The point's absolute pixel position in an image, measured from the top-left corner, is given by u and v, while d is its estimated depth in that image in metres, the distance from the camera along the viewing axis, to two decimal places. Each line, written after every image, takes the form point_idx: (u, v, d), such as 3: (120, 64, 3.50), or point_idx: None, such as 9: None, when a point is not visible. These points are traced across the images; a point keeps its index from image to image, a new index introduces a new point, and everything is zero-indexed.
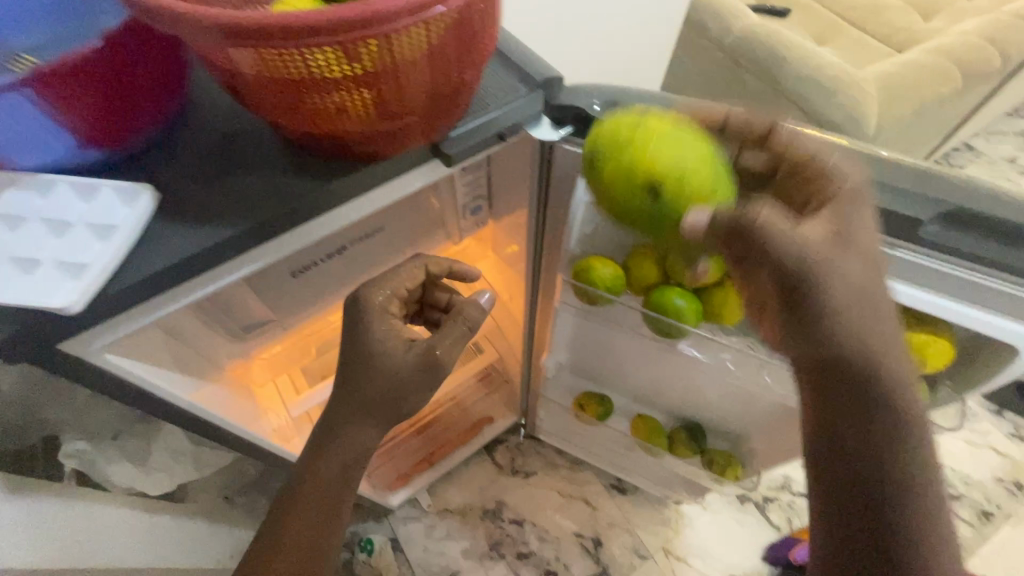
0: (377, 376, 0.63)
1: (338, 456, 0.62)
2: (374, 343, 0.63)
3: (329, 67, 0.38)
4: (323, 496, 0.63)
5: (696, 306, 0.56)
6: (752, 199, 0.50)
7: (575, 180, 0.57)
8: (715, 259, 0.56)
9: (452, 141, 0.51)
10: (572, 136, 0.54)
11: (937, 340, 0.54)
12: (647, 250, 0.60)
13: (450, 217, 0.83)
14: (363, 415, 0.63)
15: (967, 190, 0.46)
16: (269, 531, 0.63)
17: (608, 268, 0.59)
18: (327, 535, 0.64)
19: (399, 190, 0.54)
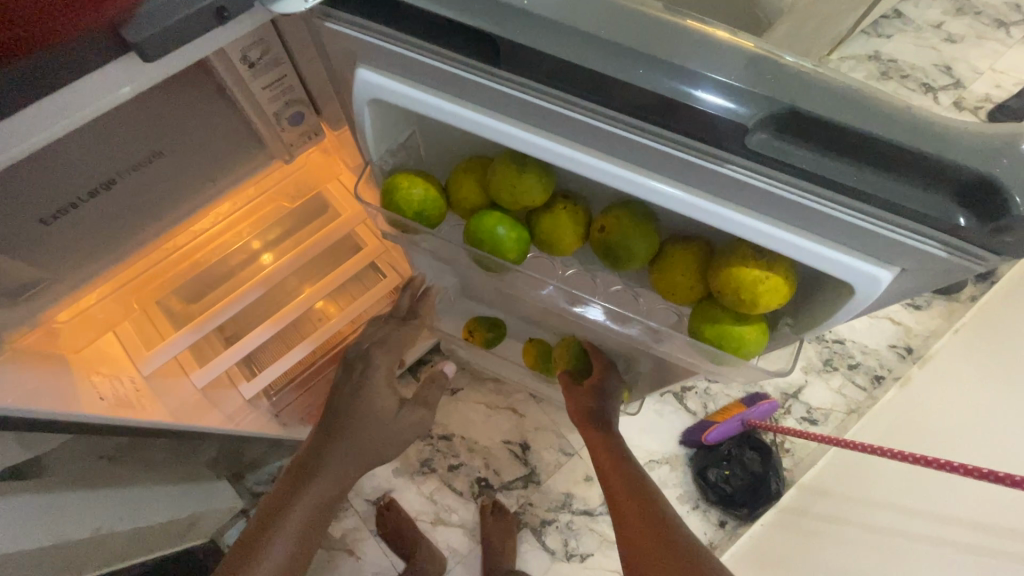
0: (364, 417, 0.82)
1: (333, 473, 0.80)
2: (369, 392, 0.83)
3: None
4: (313, 508, 0.79)
5: (520, 236, 0.51)
6: (559, 100, 0.40)
7: (354, 71, 0.45)
8: (539, 179, 0.49)
9: (138, 22, 0.36)
10: (330, 11, 0.40)
11: (771, 275, 0.48)
12: (468, 170, 0.52)
13: (266, 131, 0.67)
14: (356, 450, 0.82)
15: (813, 81, 0.37)
16: (251, 534, 0.76)
17: (420, 189, 0.50)
18: (302, 546, 0.78)
19: (97, 97, 0.38)
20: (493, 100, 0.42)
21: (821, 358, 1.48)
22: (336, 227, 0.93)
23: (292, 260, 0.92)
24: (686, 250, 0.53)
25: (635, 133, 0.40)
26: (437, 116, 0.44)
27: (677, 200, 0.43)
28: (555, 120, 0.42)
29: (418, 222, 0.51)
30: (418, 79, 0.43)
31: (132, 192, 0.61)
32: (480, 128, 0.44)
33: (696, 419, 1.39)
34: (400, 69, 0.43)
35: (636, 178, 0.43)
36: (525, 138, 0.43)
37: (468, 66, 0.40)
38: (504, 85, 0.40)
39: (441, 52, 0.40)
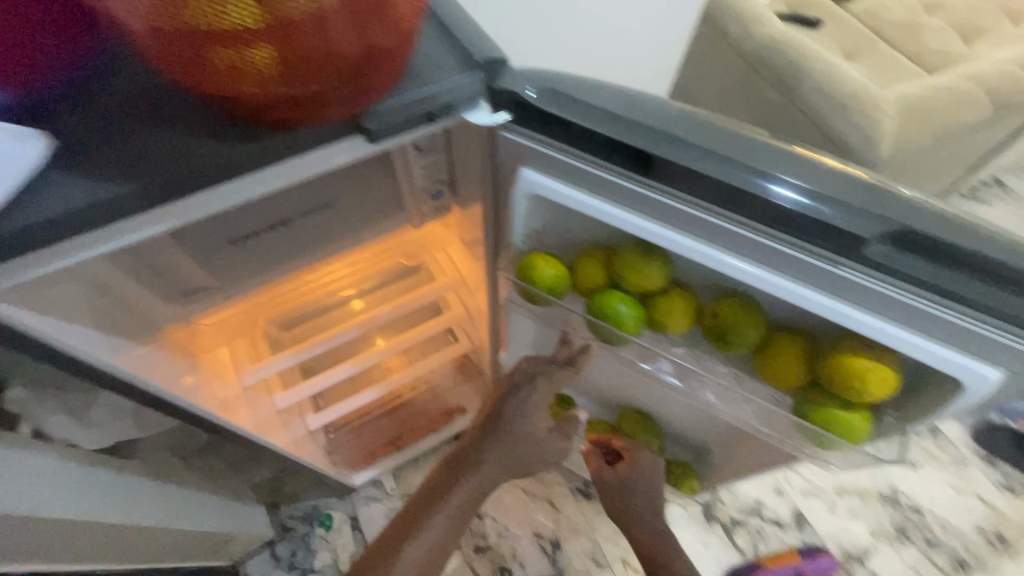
0: (523, 435, 0.87)
1: (481, 479, 0.87)
2: (529, 414, 0.86)
3: (210, 16, 0.35)
4: (461, 506, 0.86)
5: (639, 314, 0.59)
6: (694, 203, 0.48)
7: (517, 171, 0.55)
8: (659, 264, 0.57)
9: (374, 114, 0.47)
10: (510, 124, 0.51)
11: (878, 366, 0.53)
12: (593, 253, 0.62)
13: (410, 202, 0.81)
14: (503, 462, 0.88)
15: (898, 201, 0.45)
16: (417, 510, 0.87)
17: (553, 268, 0.60)
18: (455, 530, 0.86)
19: (323, 162, 0.51)
20: (635, 199, 0.51)
21: (894, 525, 1.32)
22: (434, 288, 1.04)
23: (389, 309, 1.02)
24: (792, 339, 0.59)
25: (761, 236, 0.47)
26: (582, 208, 0.53)
27: (798, 292, 0.49)
28: (684, 221, 0.50)
29: (547, 294, 0.61)
30: (570, 179, 0.53)
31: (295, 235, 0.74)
32: (618, 218, 0.52)
33: (744, 559, 1.29)
34: (555, 170, 0.53)
35: (762, 273, 0.50)
36: (661, 232, 0.51)
37: (620, 173, 0.49)
38: (654, 192, 0.49)
39: (596, 160, 0.50)
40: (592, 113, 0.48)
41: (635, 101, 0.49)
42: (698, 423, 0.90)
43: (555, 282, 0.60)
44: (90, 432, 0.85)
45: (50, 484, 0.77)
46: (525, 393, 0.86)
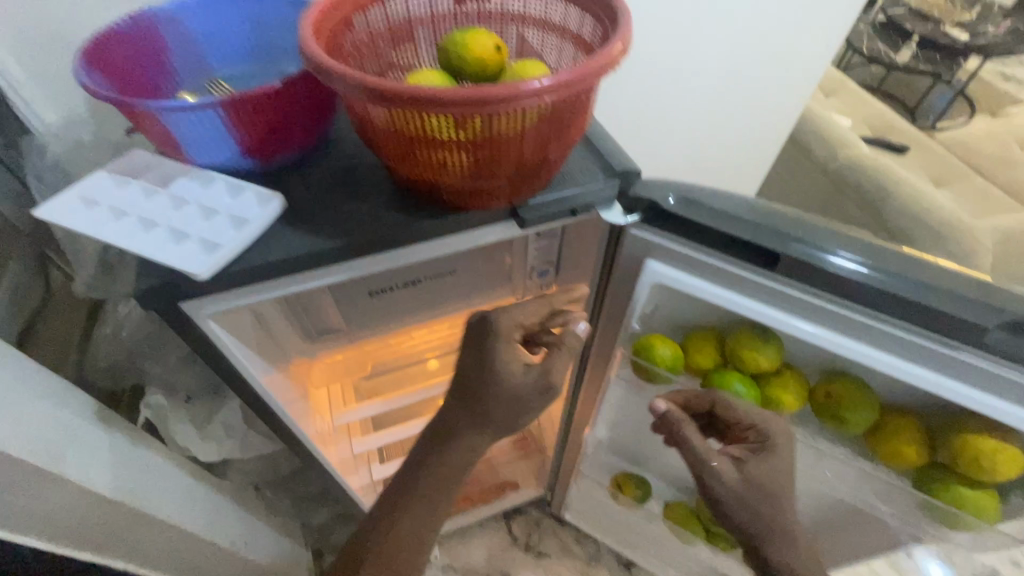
0: (498, 395, 0.64)
1: (456, 453, 0.67)
2: (498, 365, 0.62)
3: (438, 129, 0.46)
4: (442, 482, 0.69)
5: (756, 393, 0.64)
6: (813, 293, 0.54)
7: (642, 262, 0.63)
8: (775, 348, 0.63)
9: (530, 207, 0.57)
10: (640, 223, 0.59)
11: (1007, 449, 0.58)
12: (705, 334, 0.70)
13: (518, 276, 0.90)
14: (475, 426, 0.66)
15: (960, 279, 0.51)
16: (395, 504, 0.70)
17: (671, 349, 0.66)
18: (430, 514, 0.69)
19: (475, 240, 0.61)
20: (754, 288, 0.57)
21: None
22: None
23: (473, 371, 1.09)
24: (908, 420, 0.65)
25: (880, 323, 0.53)
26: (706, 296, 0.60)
27: (920, 375, 0.54)
28: (803, 307, 0.56)
29: (667, 372, 0.66)
30: (693, 270, 0.60)
31: (418, 294, 0.84)
32: (738, 305, 0.59)
33: None
34: (679, 262, 0.60)
35: (884, 358, 0.55)
36: (783, 318, 0.58)
37: (744, 267, 0.57)
38: (776, 283, 0.56)
39: (720, 256, 0.57)
40: (719, 217, 0.55)
41: (723, 200, 0.58)
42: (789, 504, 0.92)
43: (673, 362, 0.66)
44: (205, 445, 0.93)
45: (169, 489, 0.84)
46: (484, 336, 0.63)
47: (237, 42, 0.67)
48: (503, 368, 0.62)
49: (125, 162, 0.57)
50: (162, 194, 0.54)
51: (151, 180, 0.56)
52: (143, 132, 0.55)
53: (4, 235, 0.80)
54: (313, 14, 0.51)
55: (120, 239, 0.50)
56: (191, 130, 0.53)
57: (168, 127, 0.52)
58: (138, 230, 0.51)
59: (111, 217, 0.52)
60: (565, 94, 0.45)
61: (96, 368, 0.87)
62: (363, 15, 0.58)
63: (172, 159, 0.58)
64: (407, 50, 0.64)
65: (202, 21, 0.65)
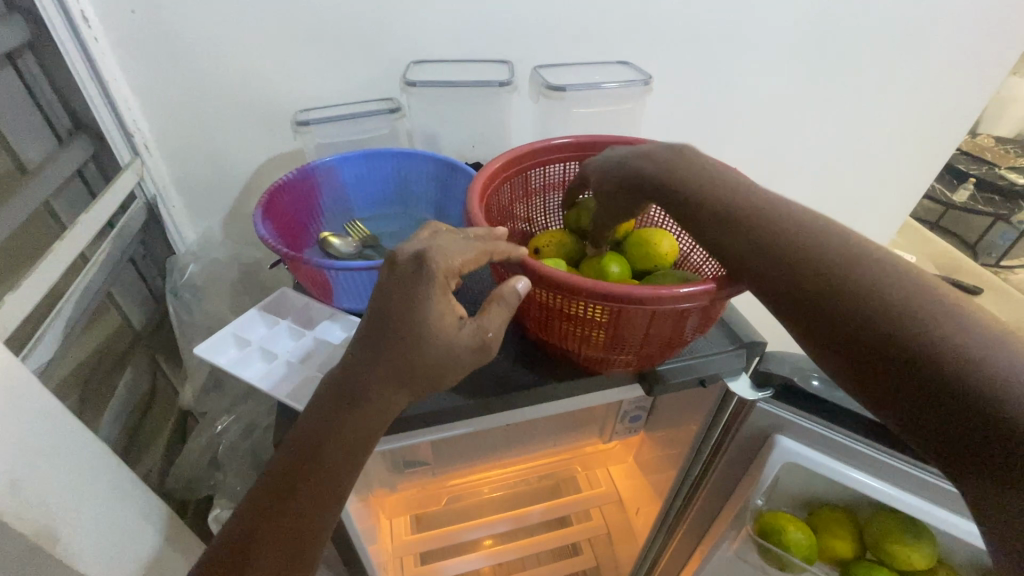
0: (427, 359, 0.42)
1: (356, 426, 0.42)
2: (423, 315, 0.42)
3: (592, 314, 0.48)
4: (321, 479, 0.42)
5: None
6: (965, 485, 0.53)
7: (771, 437, 0.60)
8: (927, 546, 0.58)
9: (658, 373, 0.57)
10: (770, 398, 0.58)
11: None
12: (836, 514, 0.65)
13: (609, 419, 0.87)
14: (393, 387, 0.42)
15: None
16: (247, 532, 0.42)
17: (800, 532, 0.62)
18: (309, 541, 0.43)
19: (595, 398, 0.60)
20: (896, 476, 0.56)
21: None
22: (591, 496, 1.06)
23: (542, 511, 1.03)
24: None
25: None
26: (846, 481, 0.57)
27: None
28: (949, 500, 0.55)
29: (801, 560, 0.62)
30: (831, 452, 0.58)
31: (510, 434, 0.82)
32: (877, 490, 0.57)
33: None
34: (815, 441, 0.58)
35: None
36: (932, 511, 0.55)
37: (891, 455, 0.55)
38: (924, 474, 0.54)
39: (864, 440, 0.55)
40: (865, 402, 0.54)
41: None
42: None
43: (804, 546, 0.62)
44: None
45: None
46: (409, 280, 0.42)
47: (379, 190, 0.76)
48: (432, 324, 0.42)
49: (275, 303, 0.62)
50: (309, 338, 0.57)
51: (297, 322, 0.59)
52: (299, 277, 0.59)
53: (127, 342, 0.84)
54: (476, 188, 0.57)
55: (271, 385, 0.52)
56: (348, 282, 0.57)
57: (328, 278, 0.56)
58: (287, 376, 0.53)
59: (260, 358, 0.55)
60: (724, 295, 0.47)
61: (177, 480, 0.86)
62: (509, 183, 0.65)
63: (316, 299, 0.61)
64: (533, 209, 0.69)
65: (353, 174, 0.73)
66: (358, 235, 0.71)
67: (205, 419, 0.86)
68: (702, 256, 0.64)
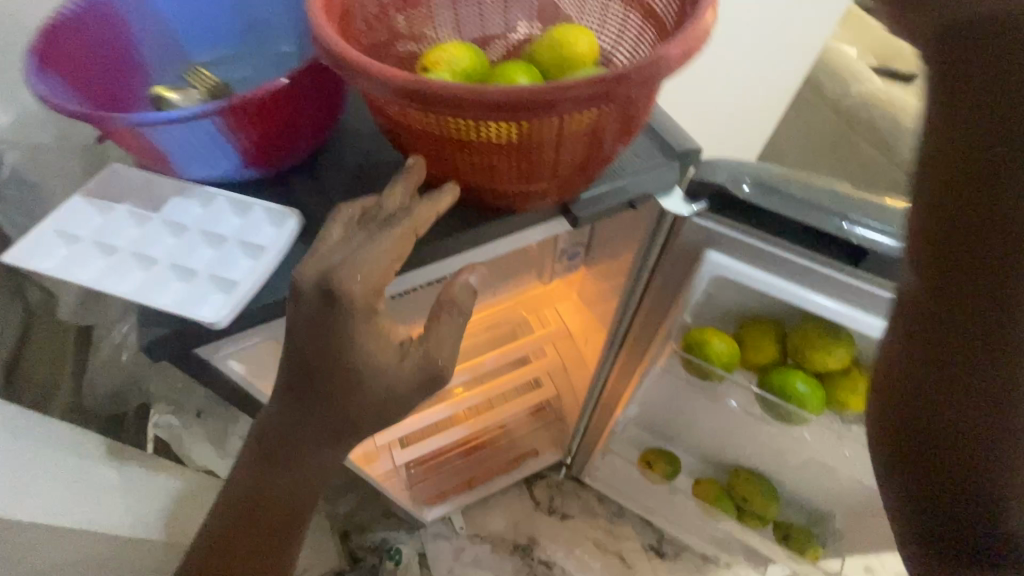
0: (365, 399, 0.42)
1: (305, 466, 0.48)
2: (353, 359, 0.40)
3: (487, 134, 0.39)
4: (286, 501, 0.51)
5: (818, 394, 0.61)
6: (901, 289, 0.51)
7: (701, 254, 0.56)
8: (845, 347, 0.60)
9: (583, 201, 0.51)
10: (704, 210, 0.53)
11: None
12: (765, 326, 0.65)
13: (547, 259, 0.83)
14: (337, 433, 0.45)
15: None
16: (236, 533, 0.53)
17: (724, 343, 0.63)
18: (288, 532, 0.54)
19: (515, 243, 0.54)
20: (824, 282, 0.53)
21: None
22: (541, 336, 1.07)
23: (496, 356, 1.04)
24: None
25: None
26: (777, 293, 0.55)
27: None
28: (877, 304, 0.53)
29: (722, 369, 0.64)
30: (761, 264, 0.55)
31: None
32: (801, 298, 0.55)
33: None
34: (747, 254, 0.55)
35: None
36: (860, 317, 0.54)
37: (820, 259, 0.52)
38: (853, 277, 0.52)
39: (798, 249, 0.52)
40: (798, 206, 0.50)
41: (788, 181, 0.53)
42: (820, 485, 0.87)
43: (725, 358, 0.63)
44: (226, 461, 0.88)
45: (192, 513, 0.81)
46: (332, 320, 0.39)
47: (216, 22, 0.58)
48: (367, 368, 0.40)
49: (105, 184, 0.49)
50: (156, 223, 0.46)
51: (140, 203, 0.48)
52: (120, 147, 0.45)
53: None
54: None
55: (113, 285, 0.42)
56: (181, 142, 0.44)
57: (153, 141, 0.44)
58: (136, 270, 0.43)
59: (97, 254, 0.44)
60: (641, 89, 0.38)
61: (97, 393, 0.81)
62: None
63: (156, 171, 0.49)
64: (417, 19, 0.54)
65: (173, 2, 0.56)
66: (202, 85, 0.55)
67: (104, 329, 0.78)
68: (625, 55, 0.54)
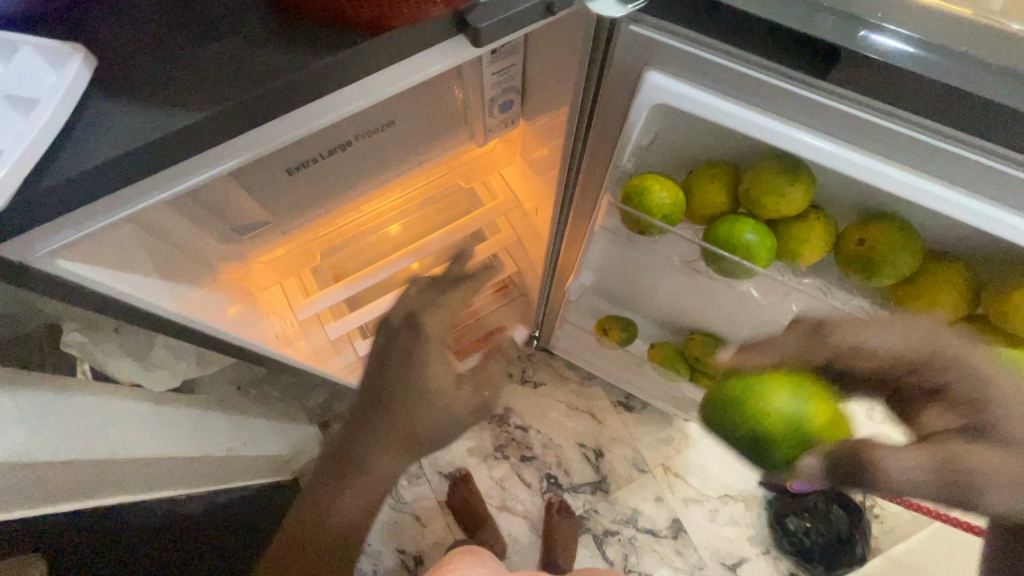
0: (425, 412, 0.72)
1: (378, 457, 0.74)
2: (420, 386, 0.71)
3: None
4: (362, 498, 0.78)
5: (771, 244, 0.54)
6: (894, 117, 0.41)
7: (641, 75, 0.46)
8: (804, 189, 0.51)
9: (482, 11, 0.40)
10: (642, 13, 0.41)
11: None
12: (717, 171, 0.56)
13: (476, 113, 0.70)
14: (402, 441, 0.73)
15: None
16: (317, 506, 0.79)
17: (666, 192, 0.55)
18: (358, 517, 0.80)
19: (394, 82, 0.43)
20: (785, 105, 0.43)
21: None
22: (487, 209, 0.96)
23: (440, 236, 0.95)
24: (952, 270, 0.55)
25: (948, 145, 0.41)
26: (733, 125, 0.45)
27: (991, 217, 0.44)
28: (849, 133, 0.43)
29: (664, 222, 0.56)
30: (710, 84, 0.44)
31: (356, 158, 0.66)
32: (754, 128, 0.45)
33: None
34: (699, 73, 0.44)
35: (933, 192, 0.44)
36: (826, 148, 0.44)
37: (782, 74, 0.42)
38: (821, 97, 0.42)
39: (766, 64, 0.41)
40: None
41: None
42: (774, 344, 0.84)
43: (666, 212, 0.56)
44: (153, 373, 0.82)
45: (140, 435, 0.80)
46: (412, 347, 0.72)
47: None
48: (429, 387, 0.72)
49: None
50: None
51: None
52: None
53: None
54: None
55: None
56: None
57: None
58: None
59: None
60: None
61: None
62: None
63: None
64: None
65: None
66: None
67: None
68: None
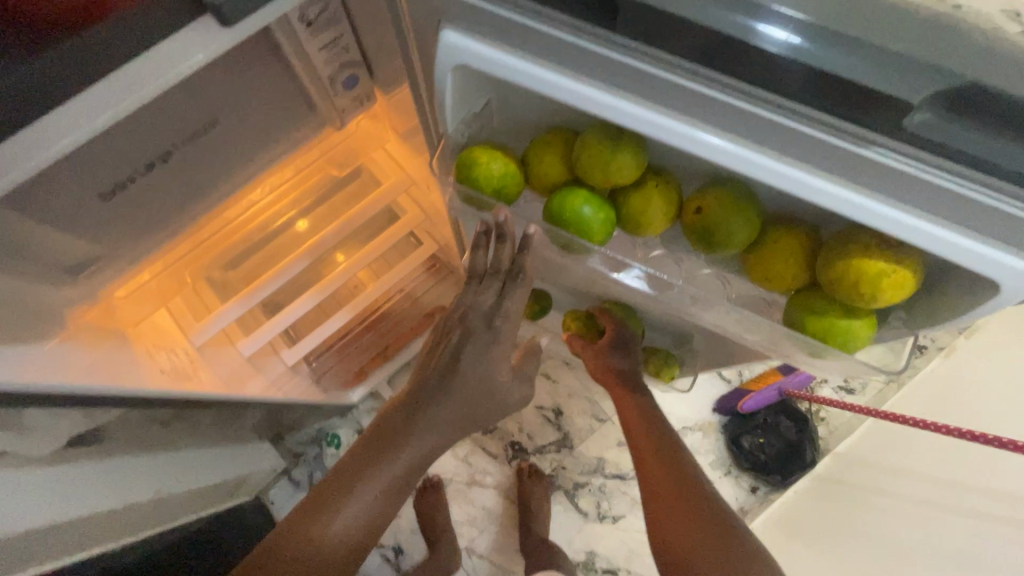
0: (489, 385, 0.67)
1: (438, 423, 0.64)
2: (490, 363, 0.66)
3: None
4: (399, 476, 0.63)
5: (607, 217, 0.51)
6: (696, 75, 0.38)
7: (438, 31, 0.43)
8: (631, 157, 0.48)
9: None
10: None
11: (898, 271, 0.45)
12: (554, 141, 0.52)
13: (321, 95, 0.63)
14: (460, 412, 0.66)
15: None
16: (343, 484, 0.61)
17: (498, 163, 0.51)
18: (386, 510, 0.63)
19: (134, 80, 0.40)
20: (581, 62, 0.41)
21: None
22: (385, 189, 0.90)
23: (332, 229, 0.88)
24: (794, 235, 0.50)
25: (746, 101, 0.38)
26: (539, 89, 0.42)
27: (820, 188, 0.40)
28: (652, 90, 0.40)
29: (495, 195, 0.53)
30: (508, 42, 0.42)
31: (190, 162, 0.59)
32: (556, 90, 0.42)
33: (731, 387, 1.33)
34: (497, 28, 0.41)
35: (750, 154, 0.41)
36: (629, 109, 0.41)
37: (572, 28, 0.39)
38: (614, 53, 0.39)
39: (555, 18, 0.39)
40: None
41: None
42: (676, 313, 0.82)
43: (498, 187, 0.52)
44: (33, 438, 0.71)
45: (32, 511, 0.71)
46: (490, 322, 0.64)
47: None
48: (497, 363, 0.67)
49: None
50: None
51: None
52: None
53: None
54: None
55: None
56: None
57: None
58: None
59: None
60: None
61: None
62: None
63: None
64: None
65: None
66: None
67: None
68: None
